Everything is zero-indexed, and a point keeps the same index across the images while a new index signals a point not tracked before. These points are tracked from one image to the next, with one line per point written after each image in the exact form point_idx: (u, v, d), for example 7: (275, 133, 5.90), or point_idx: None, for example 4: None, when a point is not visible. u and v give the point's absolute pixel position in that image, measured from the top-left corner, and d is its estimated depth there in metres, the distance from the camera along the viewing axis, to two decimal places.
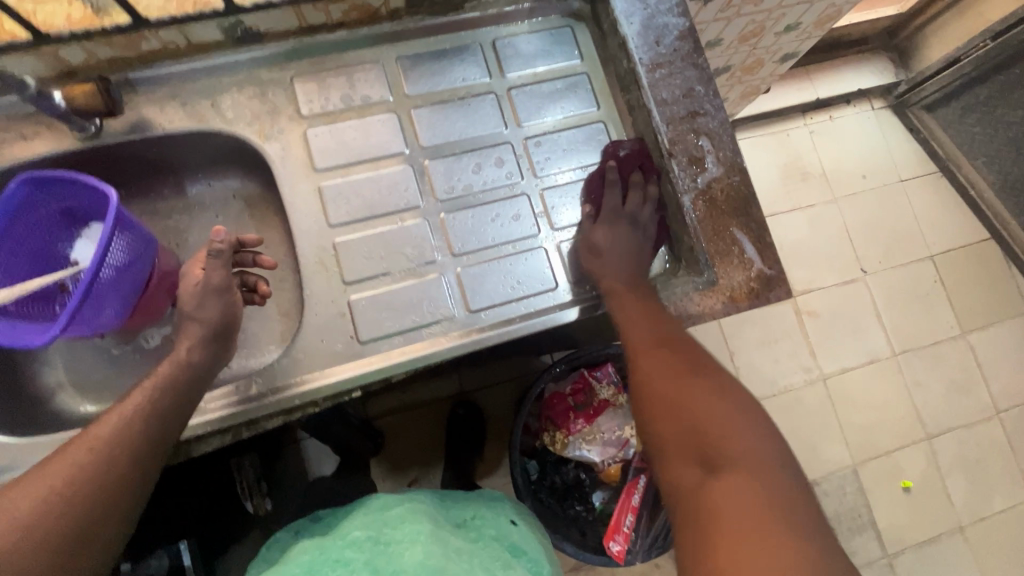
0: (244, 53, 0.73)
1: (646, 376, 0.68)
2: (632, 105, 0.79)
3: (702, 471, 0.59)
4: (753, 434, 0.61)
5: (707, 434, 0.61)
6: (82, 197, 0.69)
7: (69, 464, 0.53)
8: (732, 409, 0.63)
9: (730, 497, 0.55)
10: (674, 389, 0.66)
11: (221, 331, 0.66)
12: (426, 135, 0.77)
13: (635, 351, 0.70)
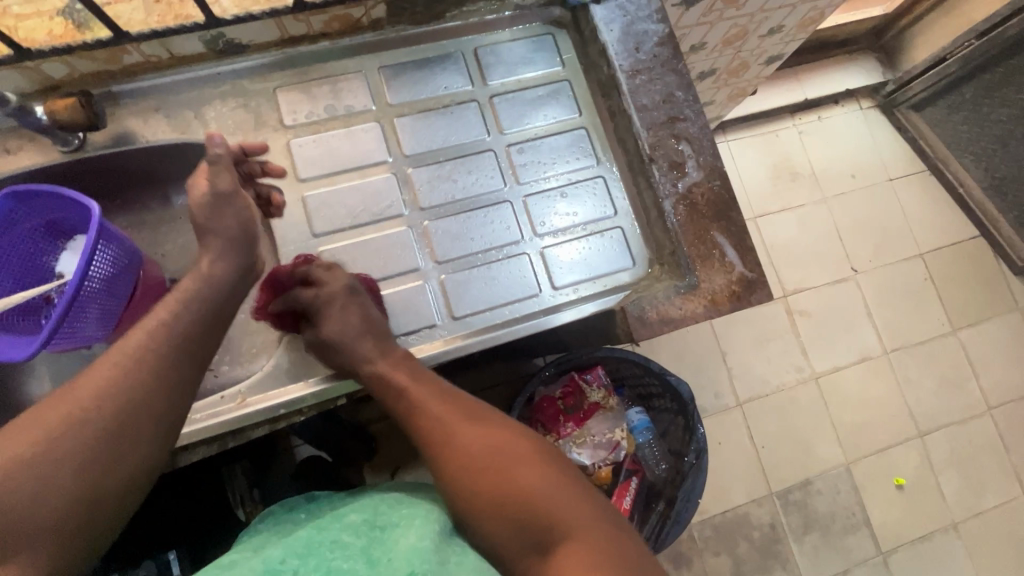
0: (227, 65, 0.74)
1: (460, 450, 0.61)
2: (613, 111, 0.80)
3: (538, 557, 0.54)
4: (550, 486, 0.58)
5: (515, 492, 0.57)
6: (68, 210, 0.70)
7: (81, 395, 0.49)
8: (558, 473, 0.60)
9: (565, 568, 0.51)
10: (479, 461, 0.60)
11: (240, 241, 0.63)
12: (409, 143, 0.78)
13: (445, 426, 0.63)
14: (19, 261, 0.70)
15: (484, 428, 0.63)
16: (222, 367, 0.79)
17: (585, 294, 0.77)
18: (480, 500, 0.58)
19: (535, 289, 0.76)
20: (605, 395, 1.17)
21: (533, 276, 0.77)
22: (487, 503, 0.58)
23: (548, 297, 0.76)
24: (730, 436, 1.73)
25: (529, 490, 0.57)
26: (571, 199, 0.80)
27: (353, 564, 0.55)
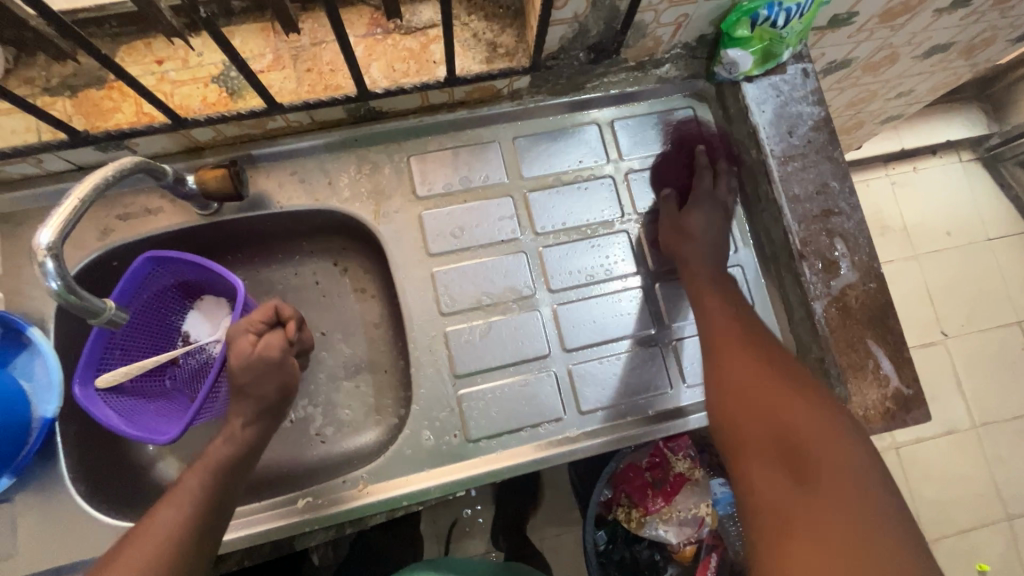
0: (365, 132, 0.72)
1: (741, 404, 0.60)
2: (758, 197, 0.75)
3: (789, 479, 0.53)
4: (869, 459, 0.53)
5: (797, 442, 0.54)
6: (199, 273, 0.69)
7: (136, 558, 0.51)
8: (864, 460, 0.53)
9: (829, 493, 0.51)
10: (798, 419, 0.56)
11: (276, 405, 0.63)
12: (540, 220, 0.74)
13: (731, 389, 0.61)
14: (151, 325, 0.69)
15: (828, 411, 0.56)
16: (329, 437, 0.77)
17: None
18: (757, 450, 0.56)
19: (666, 386, 0.72)
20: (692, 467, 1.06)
21: (663, 371, 0.72)
22: (770, 445, 0.56)
23: (679, 395, 0.72)
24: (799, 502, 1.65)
25: (813, 448, 0.53)
26: None
27: None
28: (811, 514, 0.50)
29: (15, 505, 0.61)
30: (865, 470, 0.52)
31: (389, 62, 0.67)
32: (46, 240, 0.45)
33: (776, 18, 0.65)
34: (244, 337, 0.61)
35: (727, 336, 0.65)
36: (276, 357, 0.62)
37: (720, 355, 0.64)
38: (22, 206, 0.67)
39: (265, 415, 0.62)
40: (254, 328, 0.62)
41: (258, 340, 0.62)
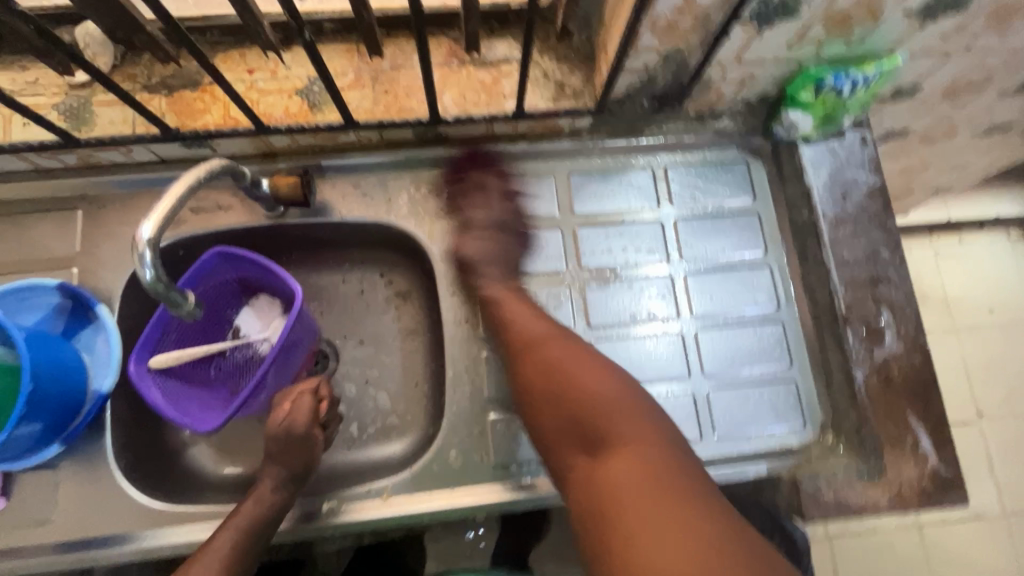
0: (428, 154, 0.75)
1: (596, 419, 0.57)
2: (806, 257, 0.75)
3: (587, 455, 0.57)
4: (662, 451, 0.54)
5: (592, 407, 0.58)
6: (259, 273, 0.72)
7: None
8: (665, 450, 0.54)
9: (620, 493, 0.52)
10: (583, 383, 0.59)
11: (299, 473, 0.64)
12: (586, 256, 0.76)
13: (528, 341, 0.64)
14: (206, 315, 0.73)
15: (608, 373, 0.60)
16: (355, 444, 0.78)
17: (749, 452, 0.70)
18: (552, 415, 0.60)
19: (695, 435, 0.71)
20: None
21: (693, 419, 0.71)
22: (584, 417, 0.58)
23: (708, 446, 0.71)
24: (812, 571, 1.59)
25: (627, 437, 0.55)
26: (742, 341, 0.74)
27: None
28: (677, 531, 0.47)
29: (59, 470, 0.64)
30: (654, 463, 0.52)
31: (461, 92, 0.70)
32: (147, 232, 0.49)
33: (843, 86, 0.66)
34: (283, 405, 0.65)
35: (543, 330, 0.65)
36: (300, 429, 0.63)
37: (488, 310, 0.69)
38: (104, 189, 0.72)
39: (291, 482, 0.64)
40: (293, 396, 0.65)
41: (291, 406, 0.65)
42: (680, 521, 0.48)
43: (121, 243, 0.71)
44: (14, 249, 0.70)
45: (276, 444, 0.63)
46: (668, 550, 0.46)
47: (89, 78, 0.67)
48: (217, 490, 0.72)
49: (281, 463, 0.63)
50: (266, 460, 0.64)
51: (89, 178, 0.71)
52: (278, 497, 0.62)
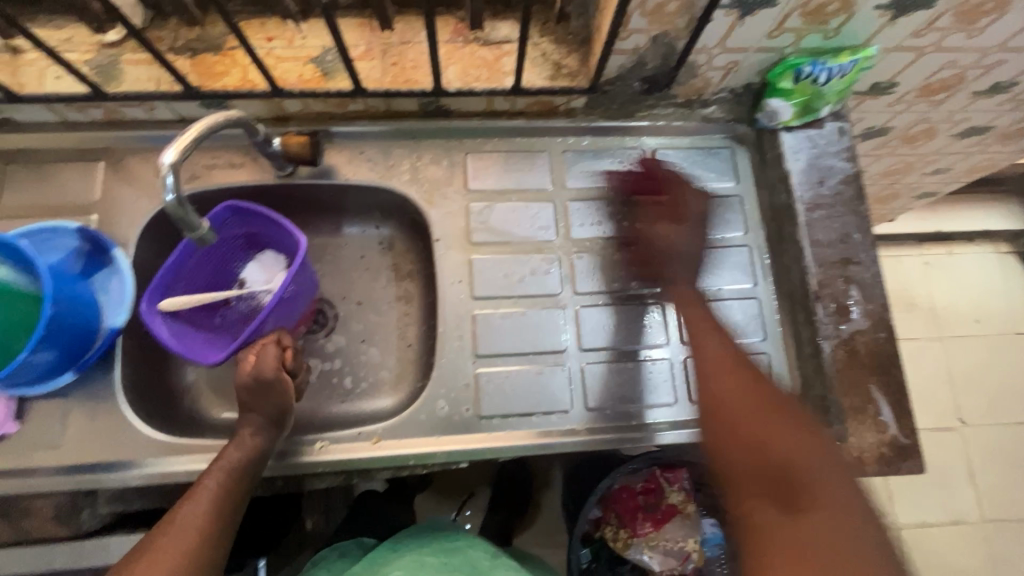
0: (431, 125, 0.80)
1: (726, 416, 0.59)
2: (783, 237, 0.80)
3: (782, 511, 0.51)
4: (848, 493, 0.51)
5: (791, 465, 0.53)
6: (267, 228, 0.76)
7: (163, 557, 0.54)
8: (845, 493, 0.51)
9: (814, 547, 0.47)
10: (779, 437, 0.55)
11: (277, 418, 0.67)
12: (576, 228, 0.80)
13: (720, 397, 0.60)
14: (215, 266, 0.77)
15: (802, 421, 0.56)
16: (349, 397, 0.83)
17: None
18: (727, 432, 0.57)
19: (670, 398, 0.75)
20: (685, 500, 1.07)
21: (669, 384, 0.76)
22: (743, 441, 0.56)
23: (682, 409, 0.75)
24: None
25: (813, 477, 0.52)
26: (719, 314, 0.79)
27: None
28: (795, 526, 0.49)
29: (69, 400, 0.68)
30: (844, 512, 0.49)
31: (464, 66, 0.75)
32: (169, 158, 0.55)
33: (820, 74, 0.71)
34: (250, 356, 0.68)
35: (721, 360, 0.63)
36: (271, 375, 0.66)
37: (698, 357, 0.65)
38: (127, 144, 0.77)
39: (268, 426, 0.66)
40: (259, 348, 0.68)
41: (257, 358, 0.67)
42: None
43: (139, 195, 0.75)
44: (40, 195, 0.75)
45: (246, 392, 0.66)
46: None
47: (118, 38, 0.72)
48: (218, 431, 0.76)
49: (253, 410, 0.66)
50: (242, 412, 0.67)
51: (113, 132, 0.76)
52: (260, 441, 0.65)
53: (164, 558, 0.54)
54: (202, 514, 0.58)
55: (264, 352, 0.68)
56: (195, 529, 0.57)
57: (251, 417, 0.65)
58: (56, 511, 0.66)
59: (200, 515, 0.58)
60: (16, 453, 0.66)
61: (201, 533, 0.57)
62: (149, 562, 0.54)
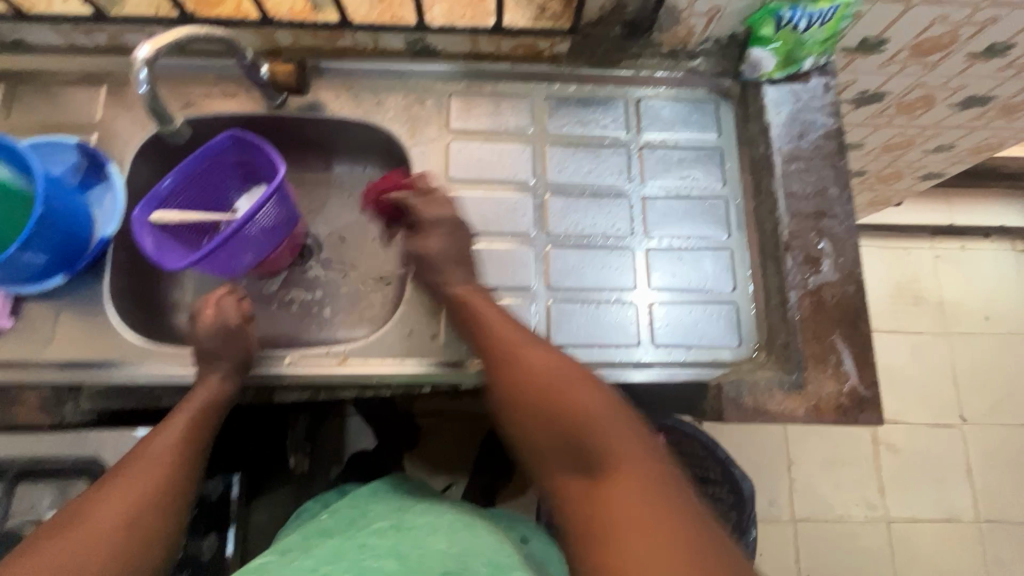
0: (416, 65, 0.82)
1: (541, 392, 0.62)
2: (760, 189, 0.80)
3: (584, 480, 0.56)
4: (642, 466, 0.55)
5: (556, 401, 0.61)
6: (260, 161, 0.80)
7: (136, 485, 0.59)
8: (631, 444, 0.56)
9: (616, 518, 0.51)
10: (580, 403, 0.59)
11: (243, 362, 0.70)
12: (553, 171, 0.82)
13: (509, 344, 0.66)
14: (206, 191, 0.81)
15: (610, 400, 0.60)
16: (327, 326, 0.87)
17: (683, 360, 0.76)
18: (526, 409, 0.62)
19: (634, 340, 0.76)
20: None
21: (634, 326, 0.77)
22: (538, 410, 0.61)
23: (645, 351, 0.76)
24: (773, 550, 1.60)
25: (625, 455, 0.55)
26: (690, 262, 0.80)
27: (385, 562, 0.59)
28: (649, 510, 0.51)
29: (62, 303, 0.73)
30: (647, 481, 0.53)
31: (450, 5, 0.78)
32: (145, 52, 0.62)
33: (799, 21, 0.71)
34: (206, 310, 0.71)
35: (527, 333, 0.68)
36: (229, 321, 0.70)
37: (472, 324, 0.69)
38: (128, 70, 0.81)
39: (237, 370, 0.70)
40: (213, 302, 0.72)
41: (209, 308, 0.71)
42: (667, 550, 0.47)
43: (136, 117, 0.79)
44: (46, 114, 0.79)
45: (201, 341, 0.69)
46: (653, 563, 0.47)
47: None
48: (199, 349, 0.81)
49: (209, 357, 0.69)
50: (201, 362, 0.69)
51: (115, 58, 0.80)
52: (225, 387, 0.69)
53: (138, 483, 0.60)
54: (166, 450, 0.63)
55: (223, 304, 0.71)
56: (161, 461, 0.62)
57: (212, 365, 0.69)
58: (42, 402, 0.70)
59: (164, 451, 0.63)
60: (10, 347, 0.71)
61: (174, 459, 0.63)
62: (123, 488, 0.59)
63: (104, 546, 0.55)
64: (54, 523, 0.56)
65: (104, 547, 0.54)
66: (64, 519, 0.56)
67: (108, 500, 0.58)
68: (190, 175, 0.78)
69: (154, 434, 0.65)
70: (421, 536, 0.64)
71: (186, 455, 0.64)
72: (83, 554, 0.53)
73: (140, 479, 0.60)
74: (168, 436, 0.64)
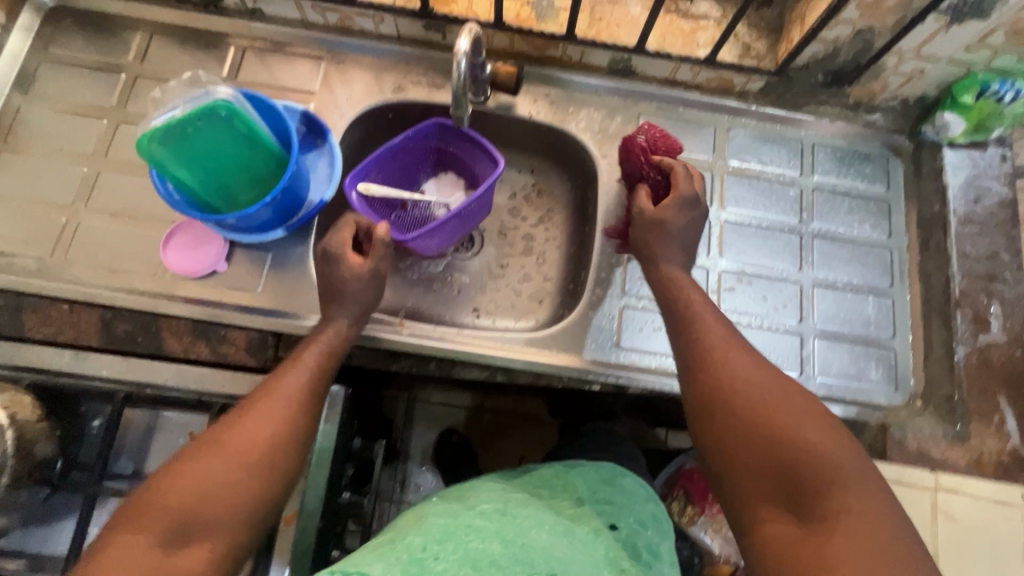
0: (613, 82, 0.87)
1: (781, 451, 0.54)
2: (928, 244, 0.83)
3: (787, 520, 0.53)
4: (875, 510, 0.51)
5: (793, 443, 0.54)
6: (460, 151, 0.85)
7: (260, 418, 0.60)
8: (867, 496, 0.52)
9: (830, 561, 0.49)
10: (806, 436, 0.55)
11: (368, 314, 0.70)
12: (730, 200, 0.85)
13: (717, 360, 0.61)
14: (398, 169, 0.85)
15: (847, 449, 0.54)
16: (483, 312, 0.91)
17: (842, 396, 0.78)
18: (769, 473, 0.55)
19: (797, 371, 0.79)
20: None
21: (796, 358, 0.79)
22: (789, 495, 0.53)
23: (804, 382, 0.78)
24: None
25: (841, 483, 0.52)
26: (852, 305, 0.82)
27: (489, 546, 0.59)
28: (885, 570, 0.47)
29: (270, 255, 0.77)
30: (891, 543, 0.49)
31: (663, 33, 0.82)
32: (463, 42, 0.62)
33: (1005, 93, 0.76)
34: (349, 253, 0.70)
35: (726, 339, 0.63)
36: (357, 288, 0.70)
37: (680, 327, 0.65)
38: (347, 49, 0.87)
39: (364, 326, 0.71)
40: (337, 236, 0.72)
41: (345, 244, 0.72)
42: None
43: (350, 93, 0.85)
44: (269, 79, 0.85)
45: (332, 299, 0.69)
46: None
47: None
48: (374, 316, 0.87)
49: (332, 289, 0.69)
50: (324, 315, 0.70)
51: (338, 37, 0.86)
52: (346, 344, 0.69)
53: (268, 418, 0.60)
54: (295, 391, 0.63)
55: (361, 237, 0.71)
56: (287, 402, 0.61)
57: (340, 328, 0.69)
58: (248, 344, 0.73)
59: (292, 392, 0.62)
60: (221, 289, 0.75)
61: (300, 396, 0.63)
62: (253, 419, 0.60)
63: (231, 477, 0.56)
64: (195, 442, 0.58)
65: (233, 480, 0.56)
66: (211, 436, 0.58)
67: (239, 427, 0.59)
68: (393, 153, 0.81)
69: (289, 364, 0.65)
70: (525, 526, 0.64)
71: (307, 392, 0.63)
72: (216, 488, 0.55)
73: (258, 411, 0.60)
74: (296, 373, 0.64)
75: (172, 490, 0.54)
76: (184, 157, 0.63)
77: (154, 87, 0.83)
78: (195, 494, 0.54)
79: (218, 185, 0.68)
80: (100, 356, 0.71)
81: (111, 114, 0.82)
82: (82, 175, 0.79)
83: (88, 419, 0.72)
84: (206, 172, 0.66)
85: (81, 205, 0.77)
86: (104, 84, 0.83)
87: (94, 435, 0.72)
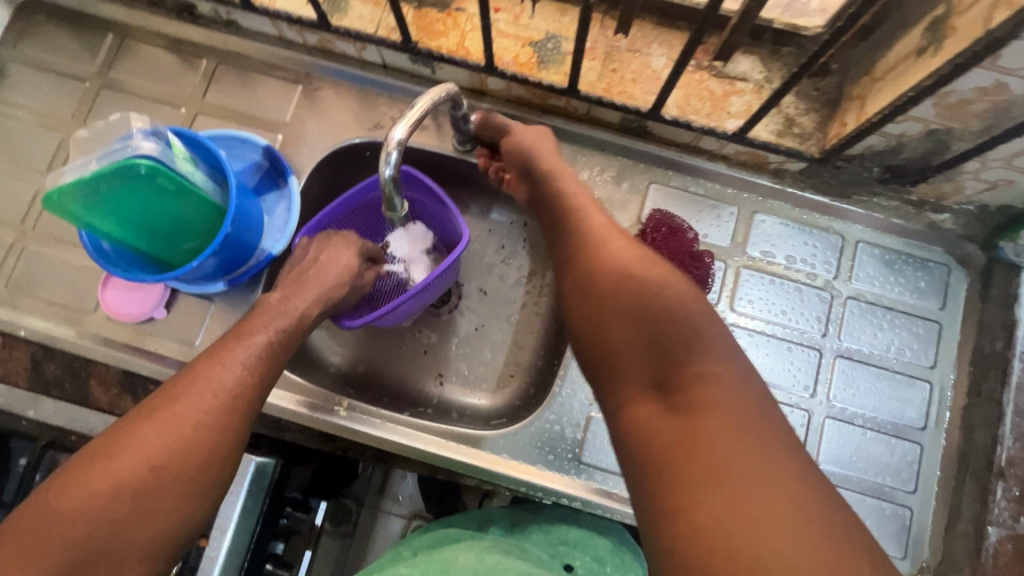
0: (623, 142, 0.74)
1: (646, 309, 0.46)
2: (979, 390, 0.68)
3: (657, 404, 0.43)
4: (746, 385, 0.41)
5: (658, 304, 0.46)
6: (427, 203, 0.75)
7: (177, 417, 0.48)
8: (741, 366, 0.43)
9: (700, 442, 0.39)
10: (676, 298, 0.46)
11: None
12: (741, 299, 0.71)
13: (594, 240, 0.54)
14: (366, 222, 0.78)
15: (719, 319, 0.46)
16: (448, 380, 0.81)
17: None
18: (633, 345, 0.46)
19: None
20: None
21: None
22: (654, 357, 0.44)
23: None
24: None
25: (713, 352, 0.43)
26: (870, 446, 0.69)
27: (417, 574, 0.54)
28: (743, 447, 0.37)
29: (213, 305, 0.71)
30: (753, 417, 0.39)
31: (688, 95, 0.69)
32: (399, 135, 0.53)
33: None
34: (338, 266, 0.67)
35: (606, 224, 0.56)
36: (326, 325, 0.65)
37: (554, 206, 0.61)
38: (327, 74, 0.77)
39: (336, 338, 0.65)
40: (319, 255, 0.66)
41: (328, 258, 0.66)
42: (740, 476, 0.36)
43: (324, 127, 0.76)
44: (238, 101, 0.77)
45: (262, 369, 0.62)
46: (764, 518, 0.34)
47: None
48: (330, 373, 0.80)
49: (301, 287, 0.63)
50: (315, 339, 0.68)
51: (318, 59, 0.77)
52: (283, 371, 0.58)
53: (182, 423, 0.48)
54: (225, 385, 0.52)
55: (345, 254, 0.67)
56: (213, 397, 0.51)
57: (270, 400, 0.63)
58: None
59: (221, 384, 0.51)
60: (159, 339, 0.70)
61: (236, 393, 0.52)
62: (162, 422, 0.48)
63: (140, 494, 0.45)
64: (81, 455, 0.46)
65: (145, 497, 0.45)
66: (117, 434, 0.47)
67: (141, 434, 0.47)
68: (359, 204, 0.75)
69: (222, 353, 0.54)
70: (459, 562, 0.55)
71: (240, 382, 0.52)
72: (122, 511, 0.44)
73: (185, 402, 0.49)
74: (233, 367, 0.53)
75: (57, 521, 0.42)
76: (104, 214, 0.56)
77: (120, 101, 0.77)
78: (93, 522, 0.42)
79: (144, 239, 0.61)
80: (30, 396, 0.68)
81: (70, 126, 0.76)
82: (34, 192, 0.74)
83: (15, 456, 0.67)
84: (126, 228, 0.59)
85: (29, 226, 0.73)
86: (68, 91, 0.77)
87: (19, 473, 0.66)
